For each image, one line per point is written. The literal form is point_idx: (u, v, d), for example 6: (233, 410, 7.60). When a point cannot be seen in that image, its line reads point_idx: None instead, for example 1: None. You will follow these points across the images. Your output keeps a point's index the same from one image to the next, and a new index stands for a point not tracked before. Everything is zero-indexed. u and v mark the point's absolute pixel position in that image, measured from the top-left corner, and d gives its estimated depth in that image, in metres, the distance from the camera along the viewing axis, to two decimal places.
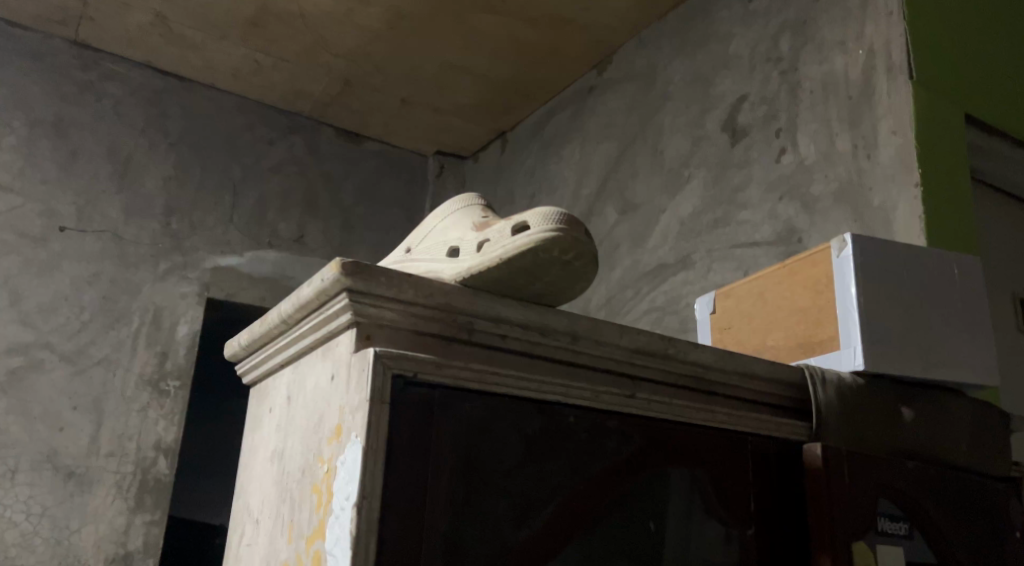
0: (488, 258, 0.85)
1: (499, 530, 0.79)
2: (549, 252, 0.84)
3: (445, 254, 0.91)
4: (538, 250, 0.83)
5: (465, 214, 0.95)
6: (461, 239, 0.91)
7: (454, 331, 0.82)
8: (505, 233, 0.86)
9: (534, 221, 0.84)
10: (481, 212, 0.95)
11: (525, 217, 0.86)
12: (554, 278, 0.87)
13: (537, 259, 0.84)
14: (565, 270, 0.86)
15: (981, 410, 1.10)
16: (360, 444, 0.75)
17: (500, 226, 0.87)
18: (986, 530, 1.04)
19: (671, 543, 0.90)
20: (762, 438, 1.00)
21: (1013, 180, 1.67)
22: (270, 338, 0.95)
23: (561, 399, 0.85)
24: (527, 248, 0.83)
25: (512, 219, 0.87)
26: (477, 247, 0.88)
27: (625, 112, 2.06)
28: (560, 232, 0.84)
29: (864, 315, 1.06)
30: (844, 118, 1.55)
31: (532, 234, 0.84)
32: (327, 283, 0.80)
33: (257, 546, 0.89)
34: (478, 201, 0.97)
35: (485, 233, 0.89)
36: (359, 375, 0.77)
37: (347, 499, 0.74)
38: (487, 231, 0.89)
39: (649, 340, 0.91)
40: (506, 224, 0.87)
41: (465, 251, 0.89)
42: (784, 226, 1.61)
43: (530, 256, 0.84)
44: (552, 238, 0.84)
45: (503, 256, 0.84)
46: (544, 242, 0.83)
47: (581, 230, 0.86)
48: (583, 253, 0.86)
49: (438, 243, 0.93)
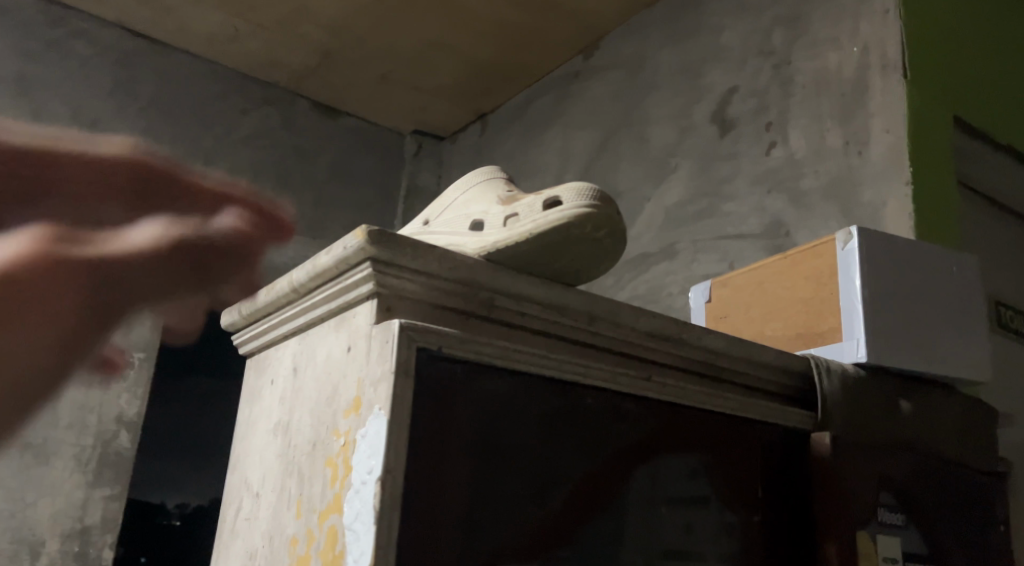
0: (516, 234, 0.82)
1: (516, 511, 0.76)
2: (581, 229, 0.81)
3: (467, 228, 0.87)
4: (571, 227, 0.81)
5: (488, 187, 0.91)
6: (485, 212, 0.87)
7: (475, 307, 0.80)
8: (535, 208, 0.83)
9: (567, 195, 0.82)
10: (506, 186, 0.90)
11: (556, 192, 0.83)
12: (583, 256, 0.84)
13: (569, 237, 0.81)
14: (594, 249, 0.84)
15: (968, 407, 1.14)
16: (383, 417, 0.72)
17: (530, 199, 0.84)
18: (974, 526, 1.07)
19: (684, 531, 0.89)
20: (771, 426, 0.99)
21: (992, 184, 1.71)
22: (275, 308, 0.92)
23: (580, 380, 0.83)
24: (559, 225, 0.81)
25: (542, 193, 0.84)
26: (503, 221, 0.85)
27: (609, 99, 2.08)
28: (594, 208, 0.81)
29: (867, 306, 1.09)
30: (836, 115, 1.60)
31: (566, 209, 0.81)
32: (349, 251, 0.77)
33: (257, 521, 0.86)
34: (501, 174, 0.93)
35: (513, 207, 0.85)
36: (382, 347, 0.74)
37: (368, 474, 0.71)
38: (514, 203, 0.86)
39: (662, 324, 0.91)
40: (536, 198, 0.84)
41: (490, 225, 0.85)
42: (771, 219, 1.66)
43: (561, 234, 0.81)
44: (586, 215, 0.81)
45: (533, 232, 0.81)
46: (578, 219, 0.81)
47: (614, 207, 0.83)
48: (614, 230, 0.84)
49: (458, 214, 0.90)
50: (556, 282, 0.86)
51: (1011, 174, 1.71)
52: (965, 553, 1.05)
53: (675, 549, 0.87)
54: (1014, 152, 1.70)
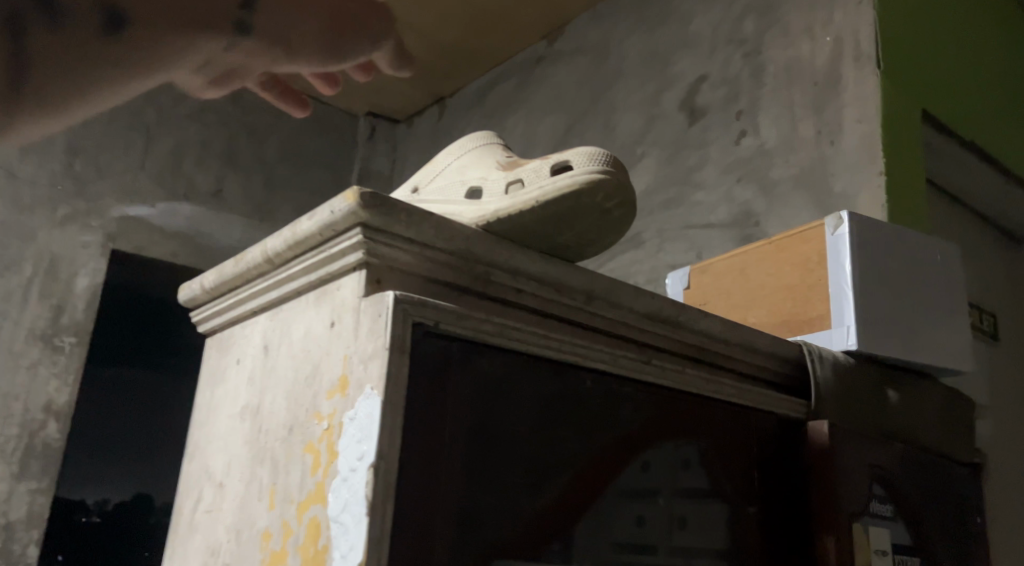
0: (521, 202, 0.77)
1: (514, 501, 0.71)
2: (591, 196, 0.78)
3: (464, 195, 0.83)
4: (581, 194, 0.77)
5: (485, 152, 0.86)
6: (484, 178, 0.83)
7: (470, 281, 0.74)
8: (542, 173, 0.79)
9: (578, 159, 0.78)
10: (504, 152, 0.86)
11: (565, 155, 0.79)
12: (590, 226, 0.80)
13: (578, 205, 0.77)
14: (603, 219, 0.80)
15: (947, 396, 1.12)
16: (376, 399, 0.65)
17: (536, 163, 0.80)
18: (953, 517, 1.05)
19: (679, 525, 0.84)
20: (764, 414, 0.95)
21: (957, 181, 1.71)
22: (244, 281, 0.83)
23: (580, 363, 0.77)
24: (569, 191, 0.76)
25: (550, 157, 0.80)
26: (505, 188, 0.81)
27: (575, 85, 2.04)
28: (606, 173, 0.77)
29: (858, 293, 1.05)
30: (808, 105, 1.58)
31: (576, 174, 0.77)
32: (337, 216, 0.70)
33: (220, 513, 0.79)
34: (499, 141, 0.88)
35: (515, 173, 0.81)
36: (373, 322, 0.67)
37: (359, 460, 0.64)
38: (516, 170, 0.81)
39: (661, 305, 0.86)
40: (542, 163, 0.80)
41: (490, 192, 0.81)
42: (740, 209, 1.63)
43: (571, 201, 0.77)
44: (598, 181, 0.77)
45: (539, 199, 0.77)
46: (590, 185, 0.77)
47: (625, 173, 0.79)
48: (625, 200, 0.80)
49: (454, 182, 0.85)
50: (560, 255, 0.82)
51: (980, 179, 1.70)
52: (947, 543, 1.03)
53: (672, 545, 0.83)
54: (994, 163, 1.68)
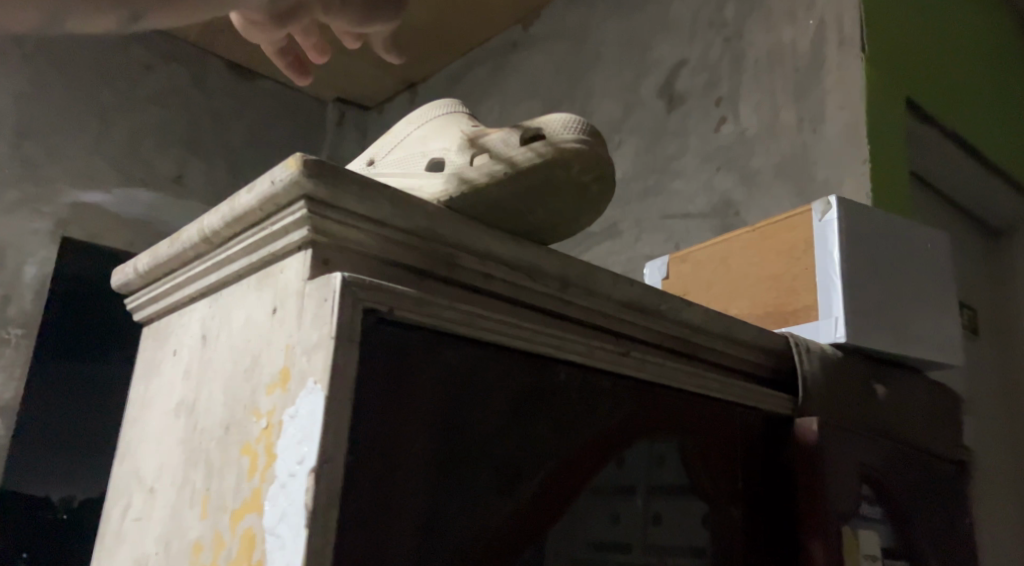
0: (491, 173, 0.71)
1: (481, 505, 0.63)
2: (567, 168, 0.73)
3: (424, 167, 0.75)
4: (557, 165, 0.73)
5: (448, 121, 0.78)
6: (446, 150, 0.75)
7: (433, 264, 0.66)
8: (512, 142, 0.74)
9: (553, 126, 0.74)
10: (470, 121, 0.79)
11: (536, 122, 0.75)
12: (565, 201, 0.75)
13: (554, 177, 0.73)
14: (578, 195, 0.76)
15: (937, 392, 1.06)
16: (321, 394, 0.57)
17: (503, 131, 0.74)
18: (941, 516, 0.99)
19: (657, 524, 0.77)
20: (750, 412, 0.88)
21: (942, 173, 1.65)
22: (180, 263, 0.75)
23: (554, 354, 0.70)
24: (544, 161, 0.72)
25: (522, 125, 0.76)
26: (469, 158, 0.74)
27: (551, 71, 1.97)
28: (583, 143, 0.74)
29: (846, 283, 0.99)
30: (790, 91, 1.52)
31: (549, 144, 0.73)
32: (279, 187, 0.62)
33: (150, 521, 0.70)
34: (463, 110, 0.81)
35: (479, 143, 0.74)
36: (319, 307, 0.60)
37: (299, 464, 0.57)
38: (479, 139, 0.75)
39: (641, 293, 0.79)
40: (509, 130, 0.75)
41: (451, 163, 0.74)
42: (720, 199, 1.57)
43: (546, 172, 0.73)
44: (576, 150, 0.73)
45: (507, 167, 0.72)
46: (567, 154, 0.73)
47: (602, 143, 0.76)
48: (601, 174, 0.76)
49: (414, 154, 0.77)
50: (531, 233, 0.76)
51: (966, 173, 1.64)
52: (936, 546, 0.97)
53: (652, 545, 0.77)
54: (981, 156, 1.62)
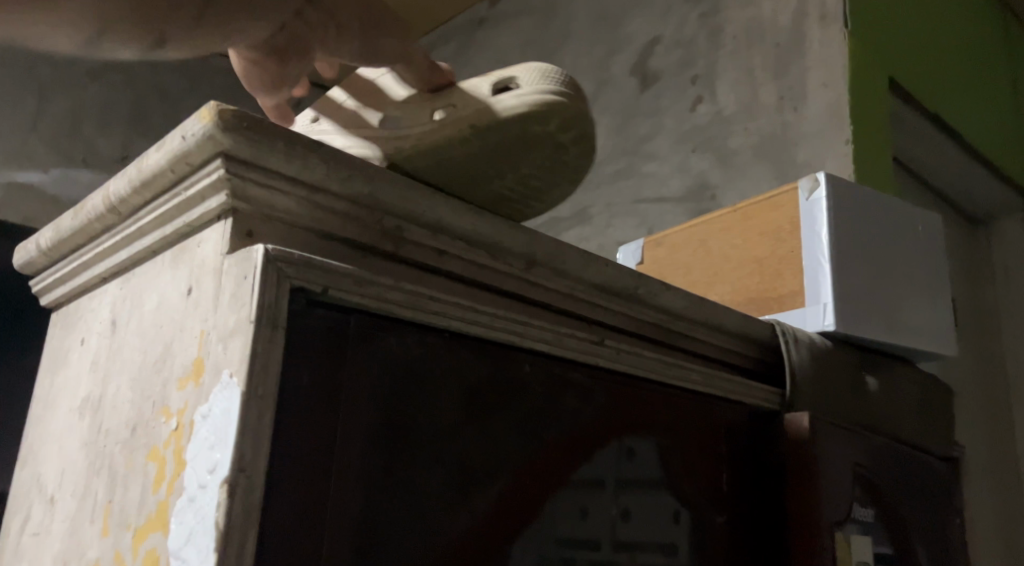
0: (457, 129, 0.67)
1: (431, 517, 0.55)
2: (541, 123, 0.67)
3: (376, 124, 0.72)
4: (528, 119, 0.67)
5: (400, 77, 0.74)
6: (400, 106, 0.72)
7: (378, 238, 0.57)
8: (483, 93, 0.69)
9: (527, 76, 0.67)
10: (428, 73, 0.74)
11: (511, 71, 0.69)
12: (541, 160, 0.70)
13: (525, 133, 0.67)
14: (556, 153, 0.70)
15: (928, 382, 0.99)
16: (236, 390, 0.48)
17: (474, 81, 0.69)
18: (935, 517, 0.91)
19: (624, 518, 0.68)
20: (734, 406, 0.80)
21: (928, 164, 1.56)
22: (87, 239, 0.65)
23: (517, 342, 0.61)
24: (515, 115, 0.67)
25: (493, 72, 0.70)
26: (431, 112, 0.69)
27: (520, 48, 1.89)
28: (560, 95, 0.67)
29: (836, 267, 0.91)
30: (770, 68, 1.44)
31: (521, 96, 0.67)
32: (190, 144, 0.53)
33: (48, 536, 0.61)
34: None
35: (444, 96, 0.70)
36: (237, 286, 0.50)
37: (210, 474, 0.47)
38: (448, 91, 0.70)
39: (616, 275, 0.71)
40: (481, 80, 0.70)
41: (413, 121, 0.69)
42: (695, 181, 1.49)
43: (517, 127, 0.67)
44: (551, 102, 0.67)
45: (474, 124, 0.67)
46: (541, 107, 0.67)
47: (582, 96, 0.69)
48: (580, 130, 0.69)
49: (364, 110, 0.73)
50: (503, 189, 0.72)
51: (954, 166, 1.56)
52: (929, 550, 0.90)
53: (618, 540, 0.67)
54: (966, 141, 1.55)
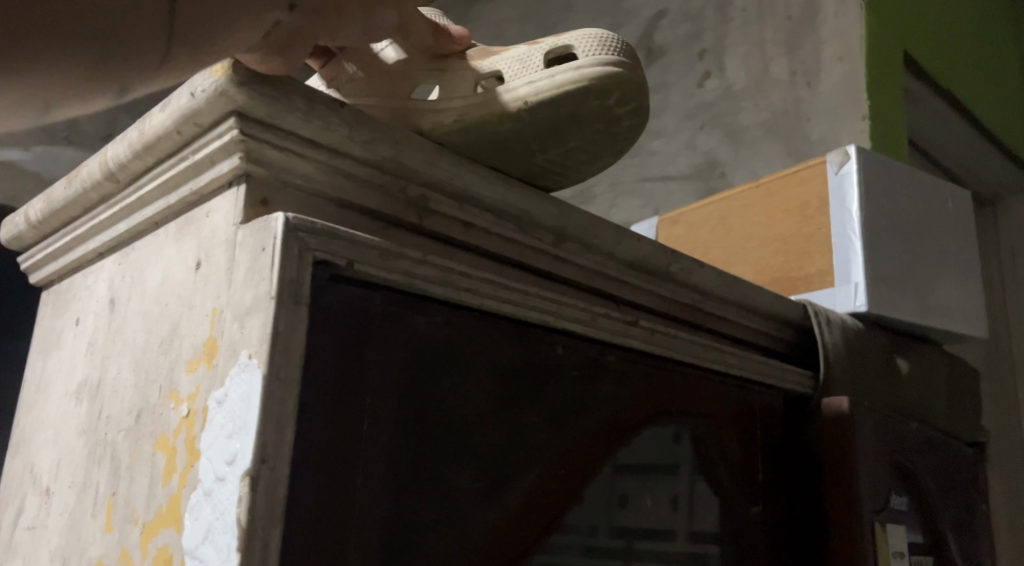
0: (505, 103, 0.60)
1: (460, 514, 0.50)
2: (601, 98, 0.60)
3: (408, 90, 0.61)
4: (591, 93, 0.60)
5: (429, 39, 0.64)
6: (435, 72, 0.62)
7: (403, 209, 0.53)
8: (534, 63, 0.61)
9: (586, 46, 0.60)
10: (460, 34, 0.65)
11: (567, 40, 0.62)
12: (588, 136, 0.63)
13: (578, 108, 0.61)
14: (608, 129, 0.63)
15: (955, 364, 0.95)
16: (258, 373, 0.43)
17: (525, 51, 0.62)
18: (965, 504, 0.87)
19: (623, 504, 0.61)
20: (766, 391, 0.76)
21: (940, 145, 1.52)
22: (82, 211, 0.60)
23: (550, 323, 0.57)
24: (572, 88, 0.60)
25: (546, 40, 0.62)
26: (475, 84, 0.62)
27: (517, 22, 1.83)
28: (625, 65, 0.60)
29: (867, 244, 0.87)
30: (781, 41, 1.39)
31: (581, 68, 0.60)
32: (202, 101, 0.48)
33: (45, 532, 0.56)
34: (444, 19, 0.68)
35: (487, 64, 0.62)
36: (255, 258, 0.46)
37: (229, 466, 0.43)
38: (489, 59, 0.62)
39: (650, 251, 0.66)
40: (531, 50, 0.62)
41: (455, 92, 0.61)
42: (704, 159, 1.44)
43: (574, 100, 0.60)
44: (615, 75, 0.60)
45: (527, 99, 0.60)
46: (604, 81, 0.60)
47: (642, 67, 0.62)
48: (638, 107, 0.63)
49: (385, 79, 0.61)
50: (542, 169, 0.65)
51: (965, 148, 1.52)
52: (960, 538, 0.86)
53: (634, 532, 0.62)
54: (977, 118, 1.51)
